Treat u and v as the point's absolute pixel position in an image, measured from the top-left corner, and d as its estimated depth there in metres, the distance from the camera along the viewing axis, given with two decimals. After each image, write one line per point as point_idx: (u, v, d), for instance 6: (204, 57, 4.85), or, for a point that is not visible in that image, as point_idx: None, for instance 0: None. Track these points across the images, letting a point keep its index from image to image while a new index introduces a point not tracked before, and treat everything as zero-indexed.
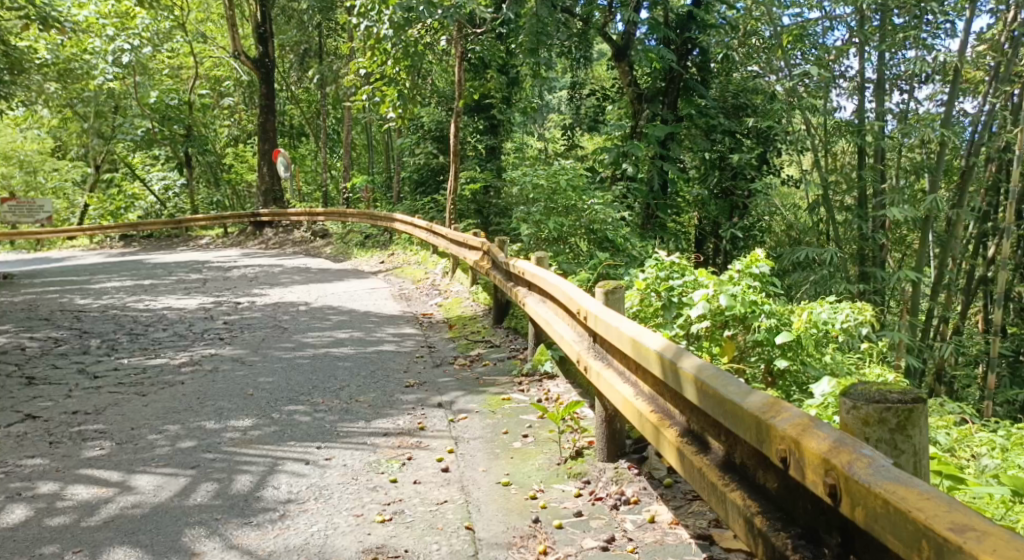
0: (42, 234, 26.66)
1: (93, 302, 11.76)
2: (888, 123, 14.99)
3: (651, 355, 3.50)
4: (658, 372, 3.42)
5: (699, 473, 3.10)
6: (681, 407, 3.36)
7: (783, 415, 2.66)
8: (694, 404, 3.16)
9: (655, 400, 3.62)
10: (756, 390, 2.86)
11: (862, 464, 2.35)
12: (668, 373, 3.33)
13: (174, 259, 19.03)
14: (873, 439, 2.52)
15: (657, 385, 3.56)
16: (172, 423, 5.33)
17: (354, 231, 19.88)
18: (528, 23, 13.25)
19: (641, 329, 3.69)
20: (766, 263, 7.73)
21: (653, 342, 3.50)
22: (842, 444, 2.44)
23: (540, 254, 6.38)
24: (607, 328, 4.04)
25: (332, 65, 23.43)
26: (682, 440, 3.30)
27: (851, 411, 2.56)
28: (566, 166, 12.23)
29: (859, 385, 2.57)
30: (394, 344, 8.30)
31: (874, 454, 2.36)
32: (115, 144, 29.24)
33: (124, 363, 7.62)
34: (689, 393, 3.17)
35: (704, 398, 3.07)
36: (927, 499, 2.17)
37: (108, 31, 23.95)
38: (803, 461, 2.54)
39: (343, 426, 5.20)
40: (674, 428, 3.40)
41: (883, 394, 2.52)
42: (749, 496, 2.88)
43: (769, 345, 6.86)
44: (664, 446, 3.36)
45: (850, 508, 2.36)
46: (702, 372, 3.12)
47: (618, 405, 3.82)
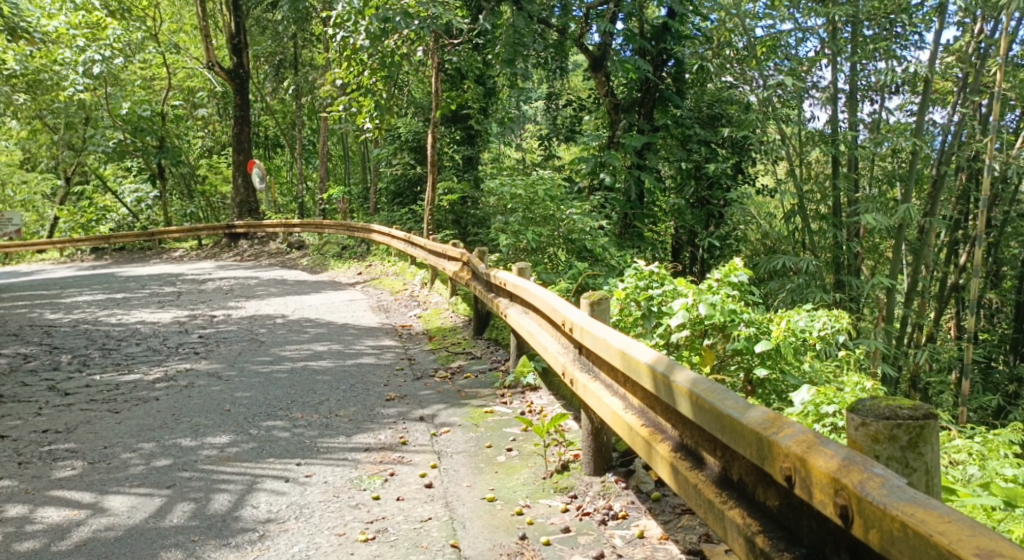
0: (12, 248, 26.27)
1: (65, 316, 11.56)
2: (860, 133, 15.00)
3: (642, 368, 3.44)
4: (650, 386, 3.37)
5: (695, 490, 3.05)
6: (673, 422, 3.31)
7: (786, 431, 2.63)
8: (689, 419, 3.12)
9: (644, 413, 3.57)
10: (755, 405, 2.82)
11: (874, 484, 2.33)
12: (660, 386, 3.28)
13: (147, 271, 18.79)
14: (884, 457, 2.49)
15: (648, 399, 3.51)
16: (146, 441, 5.21)
17: (330, 242, 19.73)
18: (505, 34, 13.29)
19: (630, 341, 3.64)
20: (745, 271, 7.72)
21: (644, 355, 3.45)
22: (852, 463, 2.42)
23: (521, 264, 6.33)
24: (594, 339, 3.98)
25: (307, 76, 23.35)
26: (675, 455, 3.25)
27: (859, 429, 2.54)
28: (544, 176, 12.07)
29: (866, 401, 2.55)
30: (373, 356, 8.20)
31: (886, 473, 2.34)
32: (88, 156, 28.93)
33: (97, 379, 7.47)
34: (683, 407, 3.13)
35: (700, 413, 3.02)
36: (948, 521, 2.15)
37: (79, 41, 23.73)
38: (809, 480, 2.51)
39: (323, 441, 5.11)
40: (665, 441, 3.36)
41: (893, 411, 2.51)
42: (748, 514, 2.83)
43: (748, 353, 6.86)
44: (656, 461, 3.31)
45: (862, 531, 2.34)
46: (696, 386, 3.07)
47: (606, 418, 3.77)
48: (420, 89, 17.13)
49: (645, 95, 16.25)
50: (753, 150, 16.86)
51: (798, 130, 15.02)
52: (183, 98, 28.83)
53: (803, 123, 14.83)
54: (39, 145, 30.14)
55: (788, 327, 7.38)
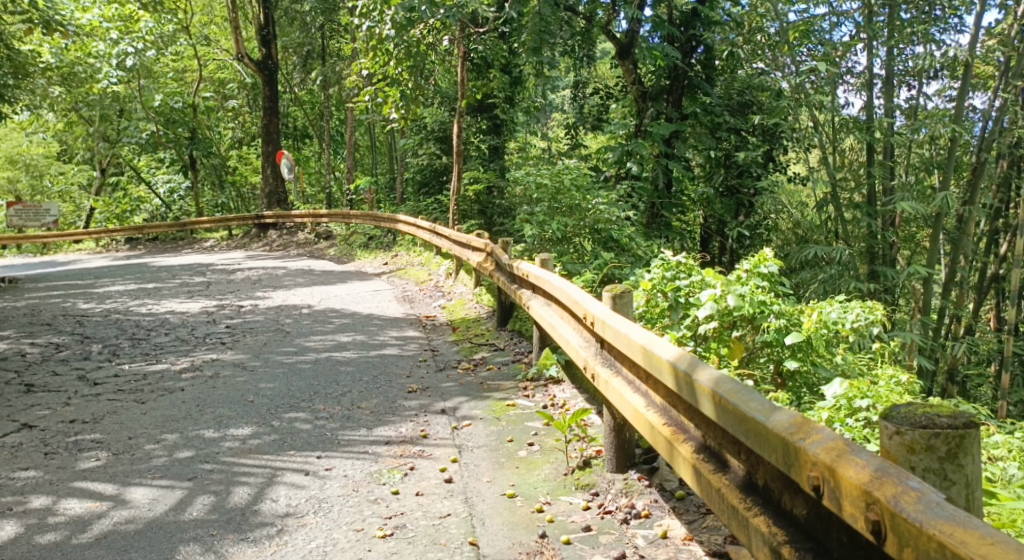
0: (48, 238, 26.64)
1: (96, 306, 11.67)
2: (896, 119, 14.82)
3: (664, 366, 3.37)
4: (672, 384, 3.30)
5: (718, 495, 2.97)
6: (696, 422, 3.23)
7: (814, 437, 2.53)
8: (712, 420, 3.04)
9: (666, 411, 3.50)
10: (781, 408, 2.73)
11: (910, 499, 2.19)
12: (683, 385, 3.21)
13: (178, 262, 18.95)
14: (919, 469, 2.35)
15: (670, 397, 3.43)
16: (170, 432, 5.18)
17: (357, 232, 19.77)
18: (531, 22, 13.18)
19: (652, 337, 3.56)
20: (775, 262, 7.58)
21: (665, 352, 3.37)
22: (885, 475, 2.28)
23: (544, 255, 6.27)
24: (616, 334, 3.91)
25: (335, 67, 23.38)
26: (698, 457, 3.18)
27: (893, 438, 2.40)
28: (571, 165, 11.89)
29: (901, 409, 2.41)
30: (397, 347, 8.18)
31: (922, 487, 2.20)
32: (121, 147, 29.24)
33: (125, 369, 7.51)
34: (706, 408, 3.05)
35: (724, 415, 2.94)
36: (991, 545, 1.99)
37: (112, 34, 23.93)
38: (839, 492, 2.40)
39: (344, 434, 5.08)
40: (687, 441, 3.29)
41: (930, 420, 2.37)
42: (773, 522, 2.74)
43: (779, 346, 6.80)
44: (678, 462, 3.24)
45: (896, 549, 2.20)
46: (720, 386, 2.99)
47: (628, 416, 3.70)
48: (446, 79, 17.05)
49: (674, 82, 16.14)
50: (784, 138, 16.62)
51: (831, 117, 14.78)
52: (214, 90, 28.99)
53: (837, 110, 14.57)
54: (74, 137, 30.52)
55: (819, 318, 7.27)
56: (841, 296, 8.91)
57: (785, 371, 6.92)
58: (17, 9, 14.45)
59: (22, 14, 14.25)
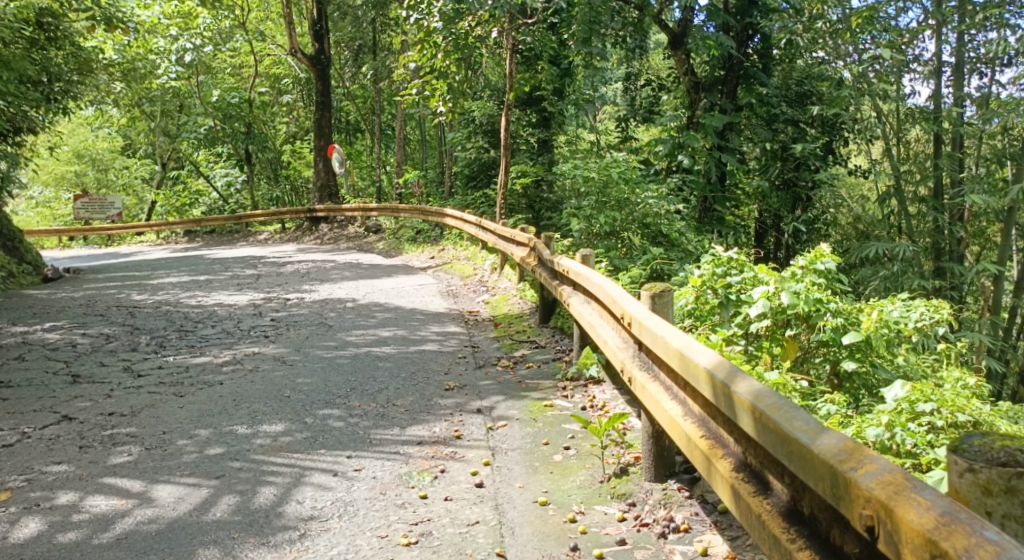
0: (110, 230, 27.17)
1: (148, 297, 11.78)
2: (967, 108, 14.34)
3: (699, 373, 3.18)
4: (708, 393, 3.10)
5: (758, 522, 2.75)
6: (736, 437, 3.03)
7: (867, 468, 2.32)
8: (752, 437, 2.84)
9: (703, 421, 3.31)
10: (829, 431, 2.52)
11: (986, 553, 1.97)
12: (720, 395, 3.02)
13: (233, 254, 19.11)
14: (997, 514, 2.19)
15: (709, 407, 3.23)
16: (203, 427, 5.03)
17: (406, 226, 19.72)
18: (580, 12, 13.00)
19: (689, 341, 3.38)
20: (833, 258, 7.31)
21: (702, 358, 3.18)
22: (954, 522, 2.07)
23: (585, 251, 6.10)
24: (651, 335, 3.74)
25: (386, 61, 23.45)
26: (737, 476, 2.97)
27: (964, 474, 2.24)
28: (620, 158, 11.67)
29: (974, 442, 2.25)
30: (437, 343, 8.06)
31: (999, 539, 1.98)
32: (181, 142, 29.75)
33: (169, 362, 7.49)
34: (745, 424, 2.85)
35: (764, 432, 2.74)
36: None
37: (172, 30, 24.27)
38: (896, 536, 2.19)
39: (377, 433, 4.98)
40: (724, 454, 3.10)
41: (1009, 456, 2.21)
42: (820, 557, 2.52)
43: (835, 345, 6.55)
44: (714, 478, 3.05)
45: None
46: (760, 400, 2.80)
47: (663, 424, 3.52)
48: (496, 72, 16.92)
49: (727, 73, 15.79)
50: (842, 130, 16.08)
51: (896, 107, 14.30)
52: (269, 85, 29.18)
53: (902, 99, 14.10)
54: (136, 132, 31.07)
55: (879, 317, 6.94)
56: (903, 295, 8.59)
57: (842, 371, 6.61)
58: (81, 6, 14.70)
59: (85, 11, 14.48)
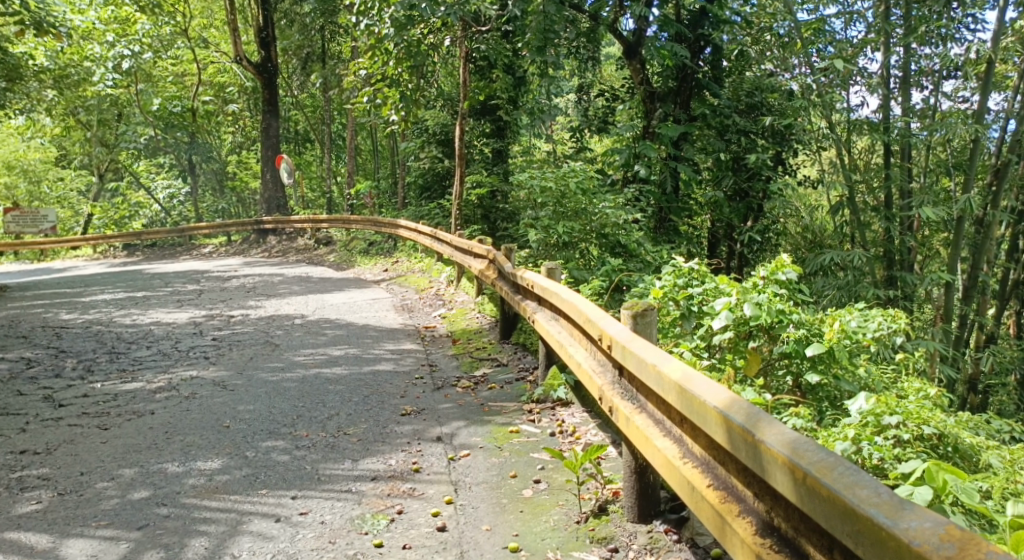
0: (45, 245, 26.07)
1: (79, 316, 11.09)
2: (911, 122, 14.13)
3: (710, 414, 2.81)
4: (727, 441, 2.71)
5: None
6: (757, 492, 2.66)
7: None
8: (793, 501, 2.46)
9: (706, 464, 2.93)
10: (912, 510, 2.16)
11: None
12: (740, 442, 2.65)
13: (174, 268, 18.37)
14: None
15: (718, 452, 2.85)
16: (127, 466, 4.51)
17: (357, 239, 19.16)
18: (535, 20, 12.67)
19: (690, 374, 3.00)
20: (794, 269, 6.99)
21: (713, 396, 2.81)
22: None
23: (551, 264, 5.75)
24: (638, 362, 3.37)
25: (335, 70, 22.92)
26: (761, 541, 2.59)
27: None
28: (576, 167, 11.28)
29: None
30: (392, 363, 7.58)
31: None
32: (120, 152, 28.61)
33: (96, 389, 6.90)
34: (783, 485, 2.47)
35: (811, 498, 2.37)
36: None
37: (108, 37, 23.50)
38: None
39: (326, 468, 4.52)
40: (739, 508, 2.71)
41: None
42: None
43: (799, 357, 6.22)
44: (731, 537, 2.66)
45: None
46: (805, 459, 2.42)
47: (656, 465, 3.13)
48: (448, 80, 16.46)
49: (681, 84, 15.70)
50: (795, 139, 15.93)
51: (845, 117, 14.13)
52: (214, 94, 28.37)
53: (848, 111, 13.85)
54: (72, 141, 30.06)
55: (841, 328, 6.61)
56: (862, 304, 8.53)
57: (806, 384, 6.29)
58: (9, 10, 13.98)
59: (14, 15, 13.80)
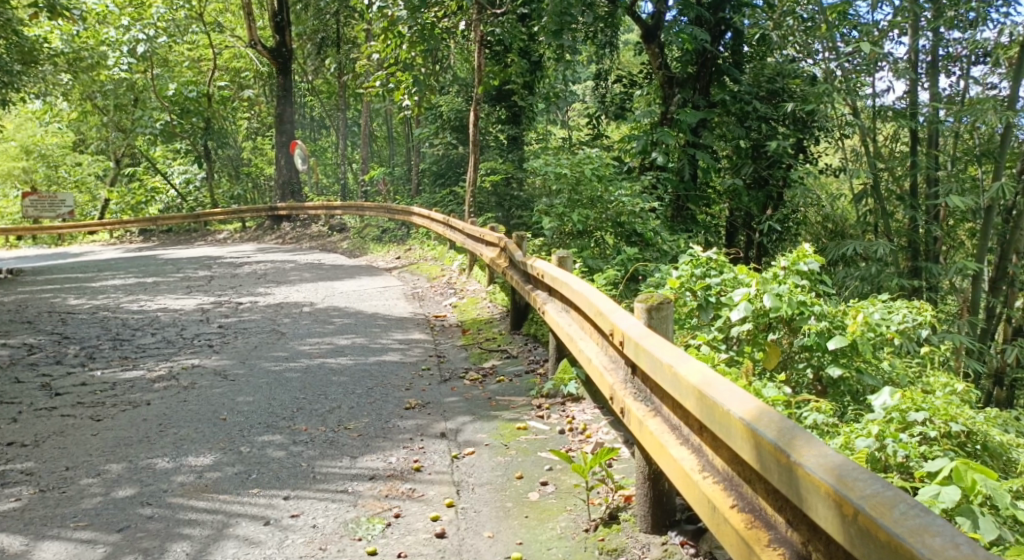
0: (61, 230, 25.97)
1: (85, 302, 10.92)
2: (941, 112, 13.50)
3: (735, 427, 2.53)
4: (760, 462, 2.40)
5: None
6: (797, 522, 2.31)
7: None
8: (838, 539, 2.10)
9: (730, 482, 2.66)
10: None
11: None
12: (773, 463, 2.34)
13: (188, 254, 18.23)
14: None
15: (749, 471, 2.53)
16: (115, 461, 4.30)
17: (371, 226, 18.92)
18: (552, 3, 12.39)
19: (712, 379, 2.74)
20: (817, 258, 6.63)
21: (739, 407, 2.52)
22: None
23: (561, 254, 5.48)
24: (653, 363, 3.13)
25: (350, 55, 22.69)
26: None
27: None
28: (592, 153, 11.00)
29: None
30: (399, 353, 7.34)
31: None
32: (136, 138, 28.35)
33: (95, 377, 6.71)
34: (826, 518, 2.12)
35: (861, 539, 2.01)
36: None
37: (123, 21, 23.43)
38: None
39: (322, 465, 4.30)
40: (769, 537, 2.40)
41: None
42: None
43: (819, 350, 5.98)
44: None
45: None
46: (853, 489, 2.06)
47: (674, 478, 2.87)
48: (465, 67, 16.17)
49: (700, 69, 15.50)
50: (818, 126, 15.53)
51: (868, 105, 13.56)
52: (229, 79, 28.12)
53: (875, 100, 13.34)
54: (88, 126, 29.94)
55: (865, 320, 6.30)
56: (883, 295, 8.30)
57: (827, 377, 6.03)
58: None
59: None
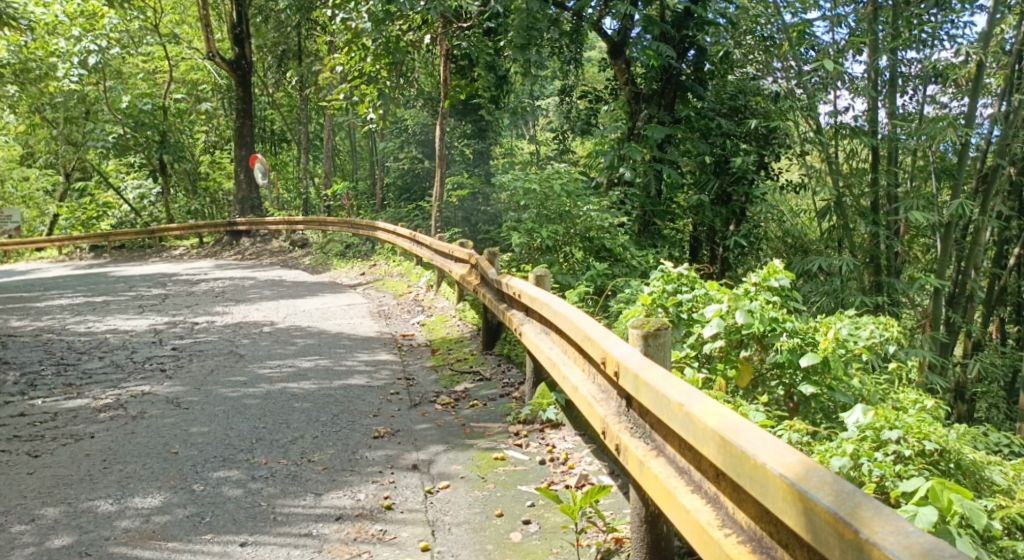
0: (9, 246, 25.11)
1: (30, 324, 10.42)
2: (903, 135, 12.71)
3: (775, 486, 2.34)
4: (813, 532, 2.19)
5: None
6: None
7: None
8: None
9: (758, 542, 2.46)
10: None
11: None
12: (828, 532, 2.14)
13: (141, 271, 17.68)
14: None
15: (790, 537, 2.32)
16: (52, 504, 4.02)
17: (333, 241, 18.52)
18: (517, 18, 12.12)
19: (740, 427, 2.56)
20: (787, 274, 6.38)
21: (780, 463, 2.34)
22: None
23: (541, 271, 5.20)
24: (662, 403, 2.97)
25: (312, 68, 22.30)
26: None
27: None
28: (560, 168, 10.73)
29: None
30: (365, 376, 6.98)
31: None
32: (88, 151, 27.52)
33: (36, 407, 6.30)
34: None
35: None
36: None
37: (74, 31, 22.78)
38: None
39: (282, 504, 3.98)
40: None
41: None
42: None
43: (792, 368, 5.71)
44: None
45: None
46: None
47: (692, 534, 2.67)
48: (428, 81, 15.88)
49: (665, 85, 15.18)
50: (781, 142, 15.49)
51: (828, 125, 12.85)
52: (187, 92, 27.56)
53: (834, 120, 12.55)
54: (37, 140, 29.07)
55: (836, 336, 6.01)
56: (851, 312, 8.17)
57: (799, 394, 5.75)
58: None
59: None
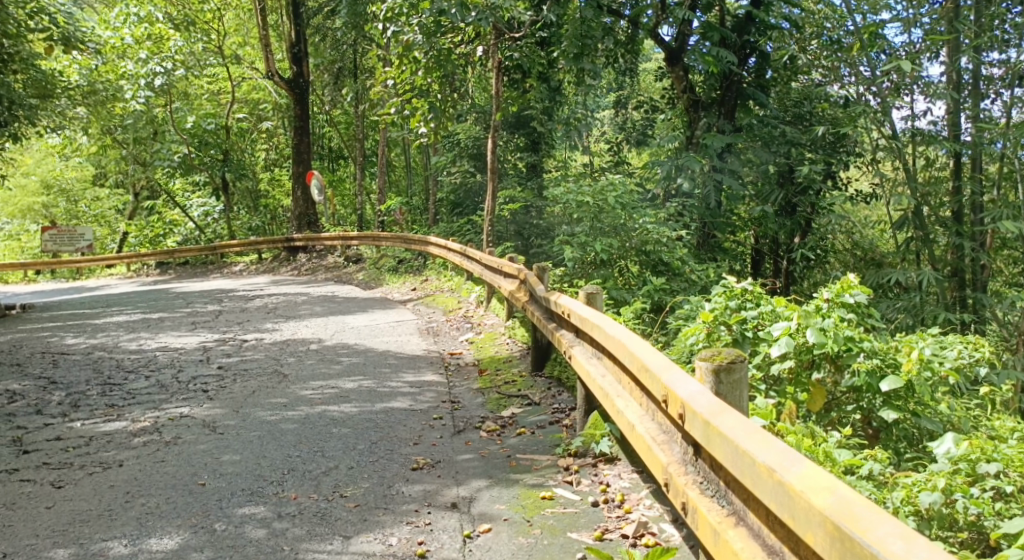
0: (80, 263, 25.56)
1: (83, 341, 10.34)
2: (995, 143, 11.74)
3: None
4: None
5: None
6: None
7: None
8: None
9: None
10: None
11: None
12: None
13: (199, 287, 17.70)
14: None
15: None
16: (63, 545, 3.81)
17: (387, 255, 18.34)
18: (571, 27, 11.75)
19: (863, 518, 2.09)
20: (863, 290, 5.84)
21: None
22: None
23: (591, 289, 4.81)
24: (745, 462, 2.54)
25: (367, 84, 22.16)
26: None
27: None
28: (615, 180, 10.26)
29: None
30: (409, 399, 6.61)
31: None
32: (153, 170, 27.86)
33: (73, 430, 6.10)
34: None
35: None
36: None
37: (141, 54, 23.14)
38: None
39: (307, 549, 3.68)
40: None
41: None
42: None
43: (870, 392, 5.21)
44: None
45: None
46: None
47: None
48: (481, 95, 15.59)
49: (725, 93, 14.54)
50: (849, 150, 14.76)
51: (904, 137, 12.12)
52: (248, 111, 27.82)
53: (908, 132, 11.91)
54: (107, 161, 29.57)
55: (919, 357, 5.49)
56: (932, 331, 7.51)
57: (879, 420, 5.26)
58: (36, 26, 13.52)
59: (39, 30, 13.39)
